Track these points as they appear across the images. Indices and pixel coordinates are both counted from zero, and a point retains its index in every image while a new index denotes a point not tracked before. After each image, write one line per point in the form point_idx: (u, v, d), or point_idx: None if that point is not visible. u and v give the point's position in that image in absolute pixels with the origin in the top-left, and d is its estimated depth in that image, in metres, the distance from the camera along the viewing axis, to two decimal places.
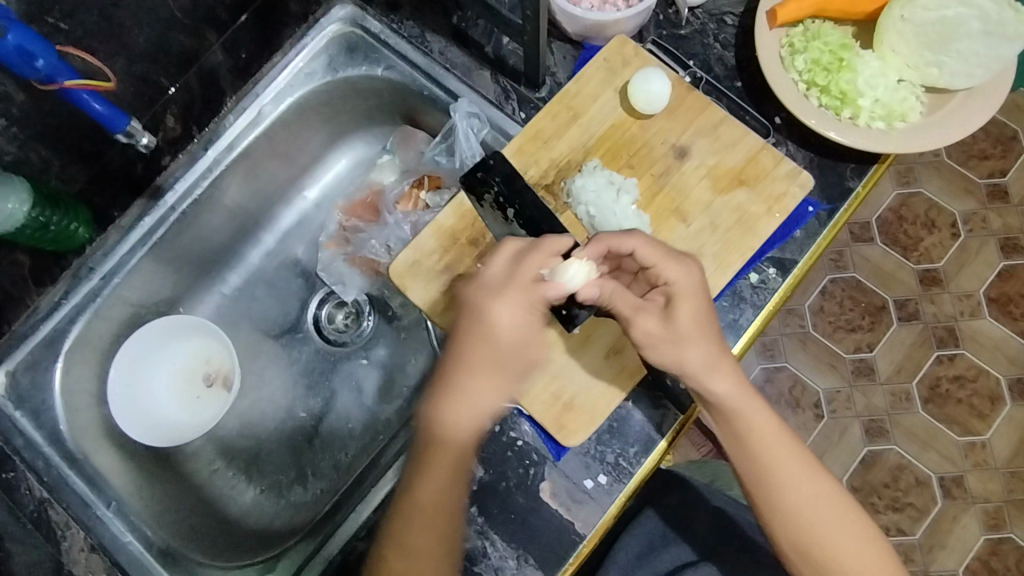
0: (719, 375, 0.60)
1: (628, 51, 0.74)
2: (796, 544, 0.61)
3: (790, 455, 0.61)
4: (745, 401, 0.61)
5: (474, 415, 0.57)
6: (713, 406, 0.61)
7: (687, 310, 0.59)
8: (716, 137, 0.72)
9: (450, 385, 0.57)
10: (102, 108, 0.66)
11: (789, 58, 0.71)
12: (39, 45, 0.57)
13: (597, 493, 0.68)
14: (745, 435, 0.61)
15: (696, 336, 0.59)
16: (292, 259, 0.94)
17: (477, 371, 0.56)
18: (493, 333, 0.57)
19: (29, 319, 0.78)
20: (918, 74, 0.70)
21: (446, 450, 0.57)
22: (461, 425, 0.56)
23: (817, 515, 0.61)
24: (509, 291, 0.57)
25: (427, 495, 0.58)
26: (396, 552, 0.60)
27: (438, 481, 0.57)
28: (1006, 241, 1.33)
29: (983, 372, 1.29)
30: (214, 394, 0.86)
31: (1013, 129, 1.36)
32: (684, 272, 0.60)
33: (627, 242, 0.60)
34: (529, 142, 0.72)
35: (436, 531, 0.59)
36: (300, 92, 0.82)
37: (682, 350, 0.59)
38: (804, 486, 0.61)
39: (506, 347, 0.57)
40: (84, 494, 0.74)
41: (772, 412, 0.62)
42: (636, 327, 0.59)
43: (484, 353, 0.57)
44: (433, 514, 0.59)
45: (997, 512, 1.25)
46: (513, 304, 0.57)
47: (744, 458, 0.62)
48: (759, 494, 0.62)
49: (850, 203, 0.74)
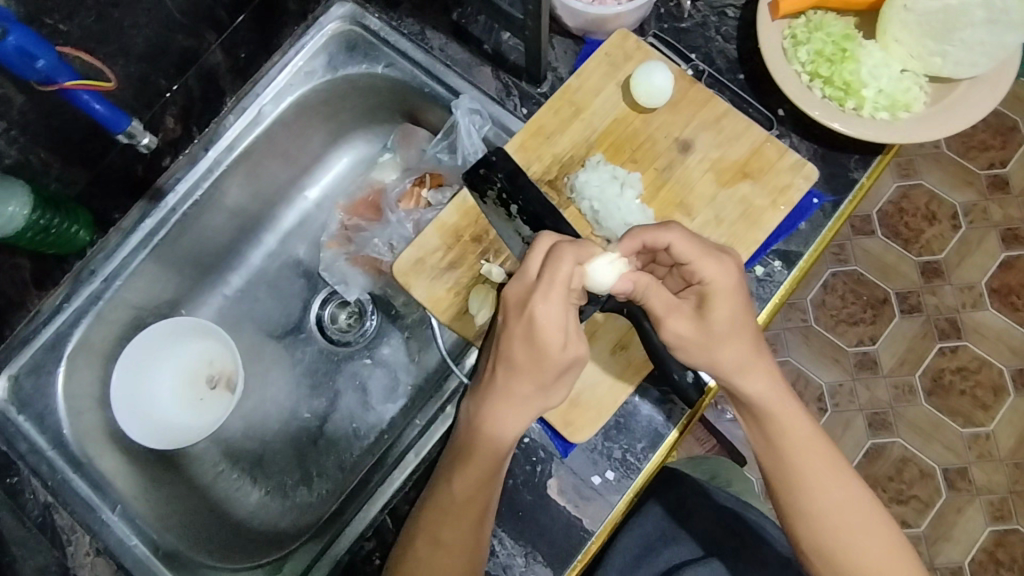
0: (753, 375, 0.60)
1: (630, 45, 0.73)
2: (821, 549, 0.60)
3: (820, 458, 0.61)
4: (778, 399, 0.61)
5: (512, 417, 0.59)
6: (746, 402, 0.62)
7: (724, 309, 0.59)
8: (719, 130, 0.71)
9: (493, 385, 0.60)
10: (102, 109, 0.65)
11: (792, 49, 0.71)
12: (39, 45, 0.56)
13: (604, 489, 0.68)
14: (777, 433, 0.61)
15: (730, 335, 0.59)
16: (294, 259, 0.94)
17: (516, 373, 0.58)
18: (533, 333, 0.56)
19: (30, 323, 0.77)
20: (921, 64, 0.69)
21: (484, 446, 0.60)
22: (498, 424, 0.59)
23: (845, 522, 0.60)
24: (552, 291, 0.56)
25: (462, 489, 0.60)
26: (426, 543, 0.61)
27: (474, 477, 0.60)
28: (1007, 232, 1.33)
29: (987, 363, 1.29)
30: (217, 395, 0.85)
31: (1013, 120, 1.35)
32: (721, 270, 0.59)
33: (663, 237, 0.59)
34: (532, 138, 0.72)
35: (467, 526, 0.60)
36: (299, 91, 0.82)
37: (717, 350, 0.59)
38: (834, 489, 0.60)
39: (546, 348, 0.57)
40: (89, 498, 0.73)
41: (805, 413, 0.62)
42: (670, 323, 0.60)
43: (523, 354, 0.57)
44: (466, 509, 0.60)
45: (1002, 504, 1.25)
46: (554, 305, 0.56)
47: (773, 457, 0.62)
48: (786, 494, 0.61)
49: (855, 194, 0.73)
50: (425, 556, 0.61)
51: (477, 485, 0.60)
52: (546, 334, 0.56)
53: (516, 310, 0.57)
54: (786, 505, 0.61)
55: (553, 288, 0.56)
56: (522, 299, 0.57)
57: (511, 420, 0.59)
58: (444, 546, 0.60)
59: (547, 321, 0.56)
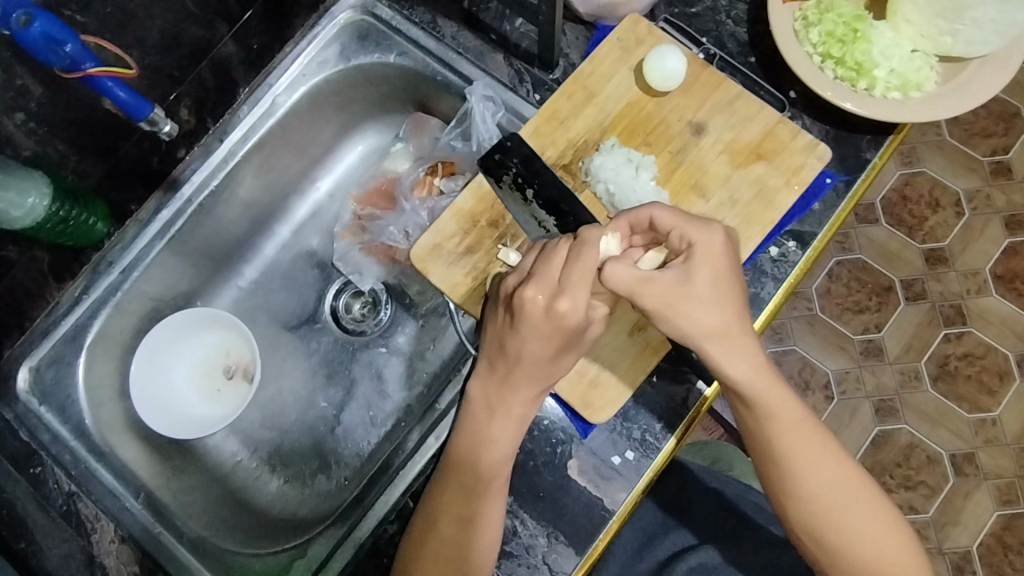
0: (736, 344, 0.60)
1: (641, 30, 0.74)
2: (814, 532, 0.61)
3: (811, 443, 0.62)
4: (766, 386, 0.61)
5: (528, 396, 0.63)
6: (734, 388, 0.62)
7: (705, 273, 0.60)
8: (732, 112, 0.72)
9: (512, 370, 0.62)
10: (126, 96, 0.66)
11: (803, 31, 0.71)
12: (64, 31, 0.57)
13: (625, 468, 0.68)
14: (766, 421, 0.61)
15: (708, 300, 0.59)
16: (307, 250, 0.94)
17: (541, 360, 0.61)
18: (565, 329, 0.59)
19: (50, 315, 0.78)
20: (932, 43, 0.70)
21: (499, 421, 0.63)
22: (522, 400, 0.63)
23: (837, 504, 0.61)
24: (581, 287, 0.58)
25: (484, 463, 0.63)
26: (449, 518, 0.62)
27: (497, 451, 0.63)
28: (1010, 218, 1.33)
29: (992, 349, 1.30)
30: (234, 385, 0.86)
31: (1014, 106, 1.36)
32: (704, 233, 0.60)
33: (642, 211, 0.62)
34: (546, 122, 0.73)
35: (488, 503, 0.62)
36: (312, 81, 0.82)
37: (696, 315, 0.59)
38: (825, 472, 0.61)
39: (571, 338, 0.60)
40: (113, 486, 0.75)
41: (794, 397, 0.62)
42: (646, 294, 0.59)
43: (551, 344, 0.60)
44: (482, 484, 0.62)
45: (1009, 488, 1.25)
46: (581, 299, 0.58)
47: (765, 444, 0.62)
48: (778, 480, 0.62)
49: (867, 173, 0.74)
50: (446, 532, 0.62)
51: (502, 459, 0.63)
52: (574, 327, 0.59)
53: (546, 306, 0.58)
54: (777, 491, 0.62)
55: (582, 286, 0.58)
56: (551, 296, 0.58)
57: (527, 400, 0.63)
58: (469, 522, 0.62)
59: (577, 317, 0.58)
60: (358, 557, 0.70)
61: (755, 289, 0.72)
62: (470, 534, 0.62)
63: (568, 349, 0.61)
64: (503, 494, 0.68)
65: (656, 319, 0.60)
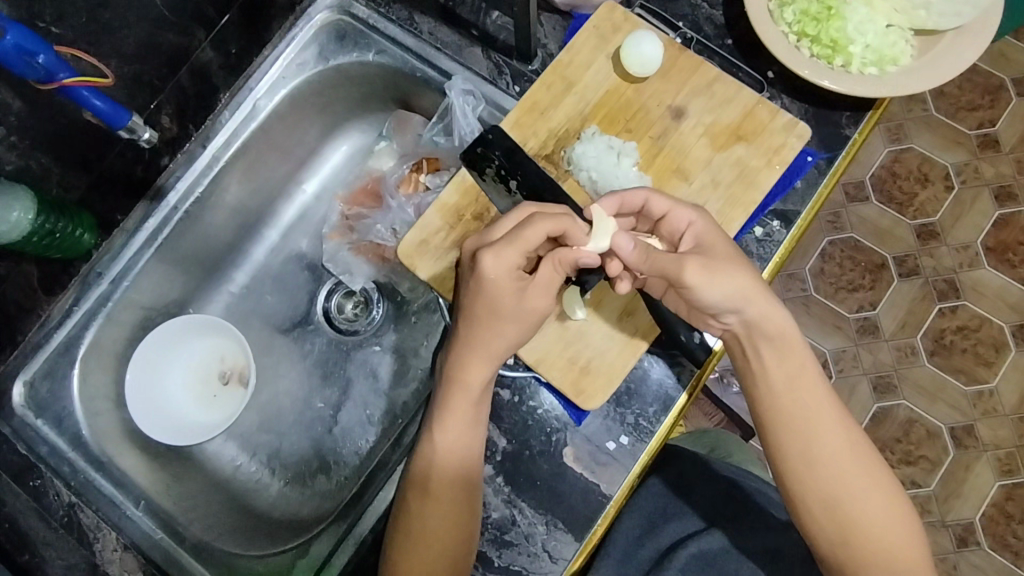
0: (773, 305, 0.61)
1: (617, 17, 0.74)
2: (825, 498, 0.60)
3: (829, 409, 0.62)
4: (785, 346, 0.62)
5: (478, 366, 0.63)
6: (759, 343, 0.62)
7: (715, 245, 0.62)
8: (711, 95, 0.72)
9: (459, 338, 0.64)
10: (102, 104, 0.66)
11: (777, 11, 0.72)
12: (37, 42, 0.57)
13: (620, 454, 0.69)
14: (784, 381, 0.62)
15: (732, 261, 0.61)
16: (296, 252, 0.94)
17: (475, 322, 0.63)
18: (489, 288, 0.61)
19: (42, 329, 0.78)
20: (906, 18, 0.71)
21: (457, 395, 0.64)
22: (462, 366, 0.63)
23: (848, 472, 0.60)
24: (505, 248, 0.60)
25: (445, 436, 0.63)
26: (420, 495, 0.63)
27: (457, 425, 0.63)
28: (1000, 189, 1.34)
29: (986, 321, 1.30)
30: (231, 391, 0.86)
31: (999, 78, 1.36)
32: (697, 213, 0.63)
33: (638, 194, 0.63)
34: (526, 114, 0.73)
35: (452, 480, 0.63)
36: (293, 83, 0.82)
37: (732, 277, 0.60)
38: (839, 439, 0.61)
39: (503, 302, 0.62)
40: (112, 494, 0.75)
41: (813, 362, 0.63)
42: (686, 268, 0.59)
43: (479, 301, 0.62)
44: (451, 460, 0.63)
45: (1009, 459, 1.26)
46: (505, 257, 0.61)
47: (782, 406, 0.62)
48: (792, 442, 0.61)
49: (848, 150, 0.74)
50: (416, 510, 0.63)
51: (462, 433, 0.64)
52: (496, 284, 0.61)
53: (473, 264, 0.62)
54: (791, 455, 0.61)
55: (501, 245, 0.61)
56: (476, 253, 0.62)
57: (478, 373, 0.63)
58: (431, 496, 0.62)
59: (499, 274, 0.61)
60: (359, 555, 0.72)
61: None
62: (440, 514, 0.62)
63: (504, 317, 0.62)
64: (500, 484, 0.69)
65: (703, 292, 0.60)
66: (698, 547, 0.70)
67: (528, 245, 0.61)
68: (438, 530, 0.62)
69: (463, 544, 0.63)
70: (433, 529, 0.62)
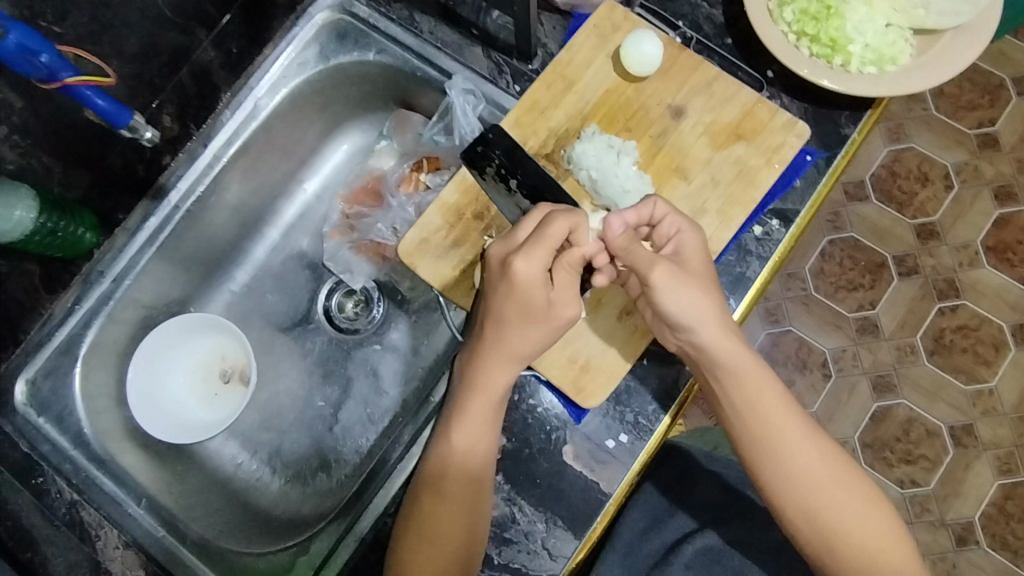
0: (729, 333, 0.62)
1: (617, 16, 0.74)
2: (806, 511, 0.60)
3: (793, 421, 0.62)
4: (746, 364, 0.62)
5: (501, 369, 0.65)
6: (714, 368, 0.63)
7: (696, 261, 0.63)
8: (711, 95, 0.72)
9: (486, 340, 0.65)
10: (105, 104, 0.66)
11: (777, 10, 0.72)
12: (40, 41, 0.57)
13: (619, 452, 0.69)
14: (748, 395, 0.63)
15: (705, 277, 0.63)
16: (297, 251, 0.95)
17: (503, 326, 0.63)
18: (522, 293, 0.62)
19: (44, 327, 0.78)
20: (905, 17, 0.71)
21: (481, 398, 0.65)
22: (486, 371, 0.64)
23: (821, 477, 0.61)
24: (537, 250, 0.61)
25: (466, 438, 0.64)
26: (433, 494, 0.63)
27: (476, 428, 0.64)
28: (999, 189, 1.34)
29: (986, 320, 1.30)
30: (231, 389, 0.86)
31: (999, 78, 1.37)
32: (690, 225, 0.64)
33: (648, 203, 0.64)
34: (526, 112, 0.73)
35: (472, 479, 0.63)
36: (293, 82, 0.82)
37: (700, 295, 0.61)
38: (806, 447, 0.62)
39: (536, 306, 0.62)
40: (113, 492, 0.75)
41: (772, 375, 0.64)
42: (653, 271, 0.61)
43: (512, 304, 0.62)
44: (467, 464, 0.63)
45: (1009, 458, 1.26)
46: (535, 261, 0.61)
47: (749, 420, 0.62)
48: (765, 458, 0.62)
49: (847, 149, 0.75)
50: (431, 509, 0.63)
51: (480, 440, 0.64)
52: (529, 287, 0.62)
53: (502, 262, 0.62)
54: (762, 472, 0.62)
55: (531, 248, 0.61)
56: (505, 258, 0.62)
57: (503, 375, 0.65)
58: (445, 495, 0.62)
59: (530, 279, 0.61)
60: (360, 552, 0.72)
61: (740, 269, 0.72)
62: (453, 517, 0.62)
63: (536, 320, 0.63)
64: (500, 482, 0.69)
65: (667, 302, 0.61)
66: (704, 543, 0.70)
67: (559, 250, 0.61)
68: (448, 531, 0.62)
69: (469, 546, 0.63)
70: (449, 528, 0.62)
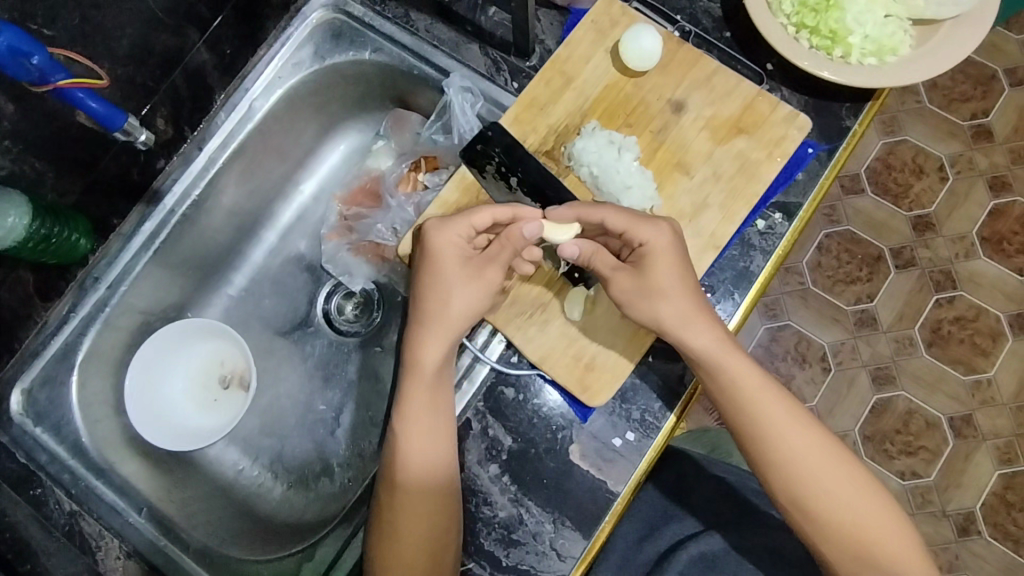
0: (696, 329, 0.63)
1: (614, 11, 0.74)
2: (796, 498, 0.61)
3: (778, 408, 0.63)
4: (725, 355, 0.62)
5: (431, 339, 0.66)
6: (700, 364, 0.63)
7: (662, 269, 0.63)
8: (712, 88, 0.72)
9: (418, 318, 0.67)
10: (98, 106, 0.65)
11: (776, 1, 0.71)
12: (31, 43, 0.56)
13: (626, 450, 0.69)
14: (733, 389, 0.63)
15: (671, 292, 0.63)
16: (296, 253, 0.94)
17: (427, 293, 0.67)
18: (438, 259, 0.66)
19: (39, 335, 0.77)
20: (904, 7, 0.70)
21: (420, 377, 0.66)
22: (421, 349, 0.66)
23: (810, 466, 0.61)
24: (450, 221, 0.66)
25: (415, 423, 0.64)
26: (414, 491, 0.63)
27: (427, 412, 0.64)
28: (993, 179, 1.34)
29: (983, 311, 1.31)
30: (231, 394, 0.85)
31: (991, 69, 1.37)
32: (657, 233, 0.63)
33: (598, 210, 0.65)
34: (526, 110, 0.72)
35: (428, 473, 0.63)
36: (288, 83, 0.82)
37: (656, 306, 0.63)
38: (794, 438, 0.62)
39: (456, 271, 0.66)
40: (114, 502, 0.74)
41: (758, 367, 0.64)
42: (614, 285, 0.65)
43: (430, 275, 0.66)
44: (428, 449, 0.64)
45: (1008, 447, 1.27)
46: (450, 231, 0.65)
47: (737, 411, 0.63)
48: (751, 445, 0.63)
49: (848, 141, 0.74)
50: (399, 502, 0.64)
51: (426, 423, 0.64)
52: (444, 256, 0.66)
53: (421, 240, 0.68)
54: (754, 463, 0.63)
55: (446, 219, 0.66)
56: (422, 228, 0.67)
57: (435, 347, 0.66)
58: (408, 489, 0.64)
59: (449, 247, 0.66)
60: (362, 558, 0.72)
61: (744, 264, 0.72)
62: (425, 509, 0.62)
63: (451, 286, 0.66)
64: (506, 483, 0.69)
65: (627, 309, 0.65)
66: (698, 549, 0.69)
67: (476, 221, 0.66)
68: (421, 520, 0.62)
69: (445, 536, 0.63)
70: (416, 522, 0.63)
